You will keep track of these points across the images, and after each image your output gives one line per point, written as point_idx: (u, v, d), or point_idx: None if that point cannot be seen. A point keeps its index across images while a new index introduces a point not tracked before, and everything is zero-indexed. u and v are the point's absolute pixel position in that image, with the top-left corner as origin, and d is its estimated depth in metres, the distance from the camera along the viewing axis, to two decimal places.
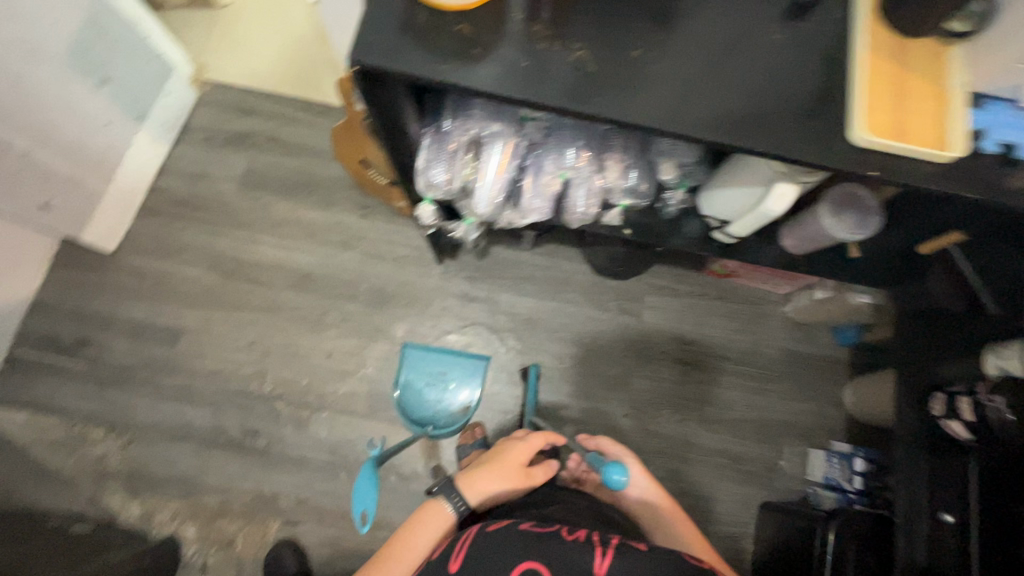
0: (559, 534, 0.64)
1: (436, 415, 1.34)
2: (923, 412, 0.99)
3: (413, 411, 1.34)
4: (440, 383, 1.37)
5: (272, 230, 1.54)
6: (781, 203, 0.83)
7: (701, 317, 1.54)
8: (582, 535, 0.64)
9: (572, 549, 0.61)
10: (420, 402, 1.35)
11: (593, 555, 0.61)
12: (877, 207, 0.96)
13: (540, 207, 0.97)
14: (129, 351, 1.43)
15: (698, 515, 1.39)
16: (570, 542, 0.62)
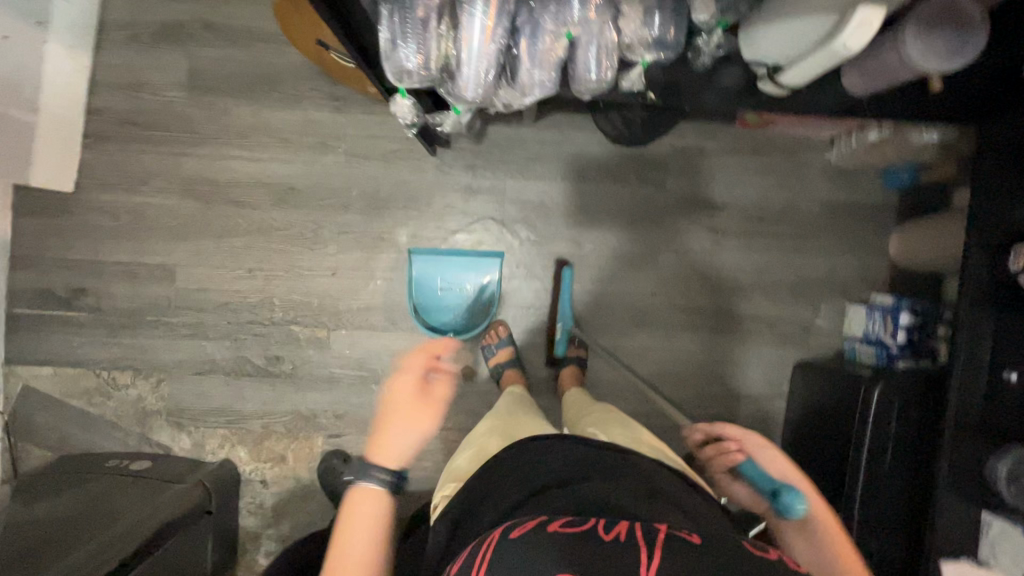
0: (593, 534, 0.46)
1: (457, 320, 1.34)
2: (995, 264, 0.89)
3: (433, 319, 1.34)
4: (456, 288, 1.34)
5: (238, 140, 1.35)
6: (860, 40, 0.64)
7: (732, 178, 1.38)
8: (623, 530, 0.47)
9: (609, 556, 0.44)
10: (438, 309, 1.34)
11: (639, 560, 0.43)
12: (981, 22, 0.74)
13: (543, 80, 0.78)
14: (127, 294, 1.37)
15: (732, 382, 1.39)
16: (610, 543, 0.45)
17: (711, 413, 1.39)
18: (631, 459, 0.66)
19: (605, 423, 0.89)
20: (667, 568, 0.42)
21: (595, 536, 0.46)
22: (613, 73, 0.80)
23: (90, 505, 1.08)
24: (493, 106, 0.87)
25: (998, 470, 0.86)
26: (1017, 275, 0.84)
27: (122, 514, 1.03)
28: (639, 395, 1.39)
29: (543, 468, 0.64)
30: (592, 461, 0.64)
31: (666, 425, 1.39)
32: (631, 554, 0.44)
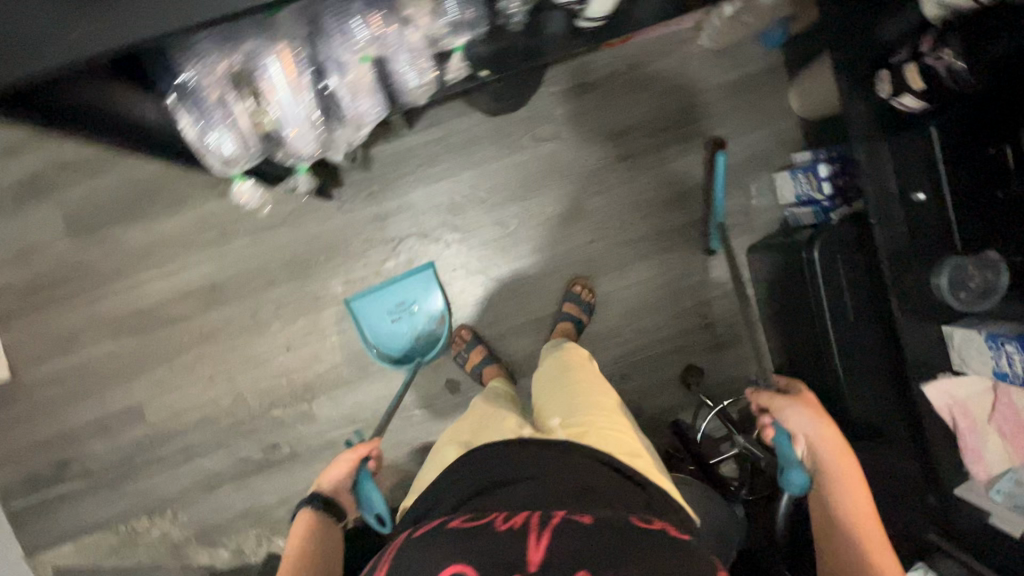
0: (493, 527, 0.57)
1: (420, 343, 1.36)
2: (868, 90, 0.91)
3: (397, 350, 1.37)
4: (406, 313, 1.35)
5: (142, 263, 1.32)
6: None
7: (624, 100, 1.35)
8: (519, 519, 0.57)
9: (502, 544, 0.53)
10: (397, 339, 1.36)
11: (526, 540, 0.53)
12: None
13: (370, 107, 0.79)
14: (107, 448, 1.36)
15: (698, 290, 1.40)
16: (502, 531, 0.56)
17: (691, 326, 1.40)
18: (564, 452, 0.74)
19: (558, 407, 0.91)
20: (551, 545, 0.52)
21: (493, 525, 0.57)
22: (432, 69, 0.79)
23: None
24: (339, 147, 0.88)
25: (940, 283, 0.89)
26: (890, 100, 0.87)
27: None
28: (618, 339, 1.40)
29: (488, 471, 0.73)
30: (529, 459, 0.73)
31: (654, 355, 1.40)
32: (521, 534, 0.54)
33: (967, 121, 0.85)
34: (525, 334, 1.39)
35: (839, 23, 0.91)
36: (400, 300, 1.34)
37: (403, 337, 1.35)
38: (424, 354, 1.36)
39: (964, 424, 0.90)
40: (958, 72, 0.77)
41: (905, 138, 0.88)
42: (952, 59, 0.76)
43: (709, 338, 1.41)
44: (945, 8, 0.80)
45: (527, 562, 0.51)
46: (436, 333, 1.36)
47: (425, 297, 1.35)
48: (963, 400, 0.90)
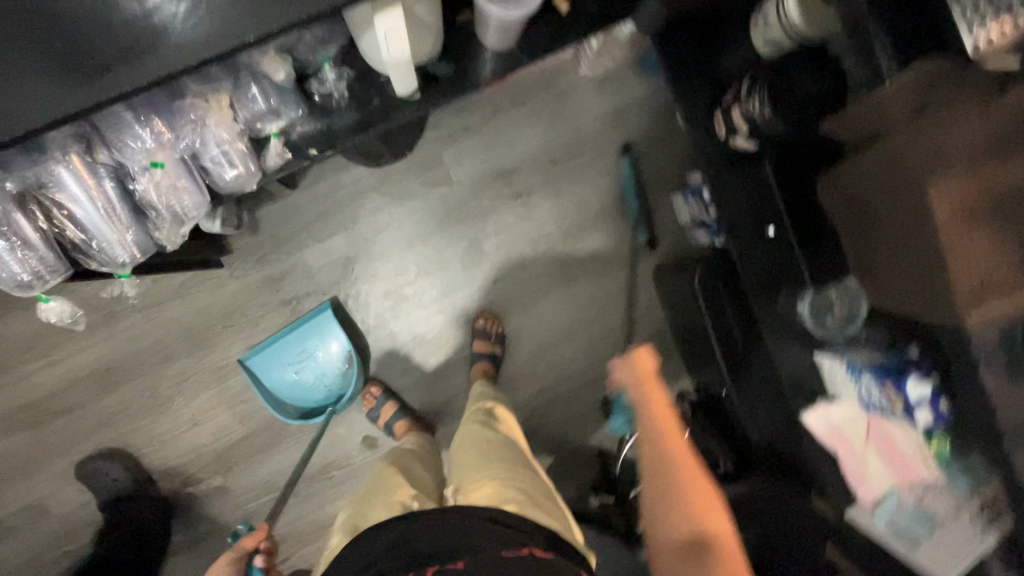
0: None
1: (333, 390, 1.32)
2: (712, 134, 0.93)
3: (310, 402, 1.33)
4: (309, 361, 1.31)
5: (29, 354, 1.27)
6: (401, 45, 0.62)
7: (509, 138, 1.34)
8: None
9: None
10: (309, 390, 1.32)
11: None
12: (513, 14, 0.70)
13: (190, 203, 0.74)
14: (17, 548, 1.31)
15: (608, 318, 1.39)
16: None
17: (605, 354, 1.40)
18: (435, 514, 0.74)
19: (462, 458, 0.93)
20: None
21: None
22: (247, 158, 0.75)
23: None
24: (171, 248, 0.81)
25: (804, 309, 0.89)
26: (728, 141, 0.89)
27: None
28: (533, 375, 1.39)
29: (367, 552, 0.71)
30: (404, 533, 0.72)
31: (572, 387, 1.39)
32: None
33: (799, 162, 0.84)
34: (438, 380, 1.37)
35: (688, 75, 0.94)
36: (301, 348, 1.30)
37: (313, 386, 1.32)
38: (339, 401, 1.31)
39: (843, 451, 0.87)
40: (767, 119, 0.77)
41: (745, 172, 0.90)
42: (760, 107, 0.77)
43: None
44: (770, 44, 0.82)
45: None
46: (346, 376, 1.32)
47: (327, 343, 1.31)
48: (840, 427, 0.88)
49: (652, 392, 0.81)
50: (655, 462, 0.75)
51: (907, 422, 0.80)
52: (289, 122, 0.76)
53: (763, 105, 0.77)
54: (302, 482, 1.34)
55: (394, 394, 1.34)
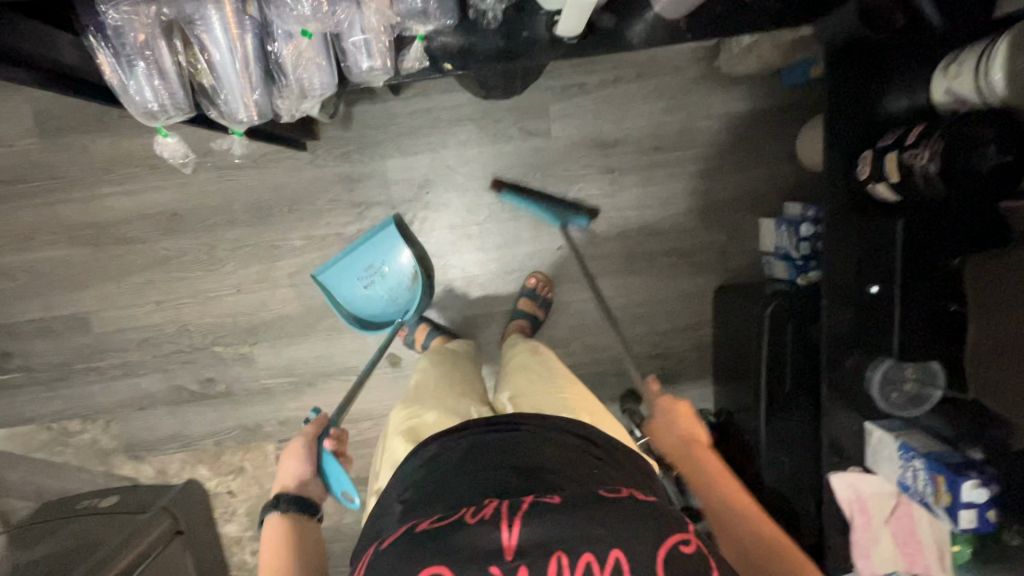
0: (463, 519, 0.55)
1: (399, 301, 1.31)
2: (848, 172, 0.87)
3: (366, 309, 1.31)
4: (377, 275, 1.29)
5: (107, 176, 1.31)
6: None
7: (619, 110, 1.29)
8: (488, 510, 0.56)
9: (478, 533, 0.53)
10: (370, 300, 1.31)
11: (500, 531, 0.53)
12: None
13: (320, 80, 0.73)
14: (52, 349, 1.38)
15: (654, 320, 1.38)
16: (474, 523, 0.54)
17: (639, 353, 1.40)
18: (514, 432, 0.72)
19: (515, 384, 0.98)
20: (525, 534, 0.53)
21: (464, 524, 0.55)
22: (388, 51, 0.72)
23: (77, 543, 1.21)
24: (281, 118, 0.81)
25: (874, 377, 0.86)
26: (866, 184, 0.85)
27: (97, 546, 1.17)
28: (566, 349, 1.40)
29: (446, 459, 0.71)
30: (476, 446, 0.71)
31: (597, 372, 1.40)
32: (496, 530, 0.53)
33: (919, 232, 0.81)
34: (474, 325, 1.38)
35: (848, 102, 0.85)
36: (369, 263, 1.28)
37: (379, 299, 1.31)
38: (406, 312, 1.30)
39: (860, 521, 0.89)
40: (930, 174, 0.74)
41: (870, 223, 0.86)
42: (928, 158, 0.73)
43: (655, 367, 1.40)
44: (953, 96, 0.77)
45: (503, 548, 0.52)
46: (412, 291, 1.30)
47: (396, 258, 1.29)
48: (865, 496, 0.89)
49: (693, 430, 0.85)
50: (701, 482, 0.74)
51: (943, 520, 0.80)
52: (435, 29, 0.74)
53: (933, 157, 0.73)
54: (320, 375, 1.39)
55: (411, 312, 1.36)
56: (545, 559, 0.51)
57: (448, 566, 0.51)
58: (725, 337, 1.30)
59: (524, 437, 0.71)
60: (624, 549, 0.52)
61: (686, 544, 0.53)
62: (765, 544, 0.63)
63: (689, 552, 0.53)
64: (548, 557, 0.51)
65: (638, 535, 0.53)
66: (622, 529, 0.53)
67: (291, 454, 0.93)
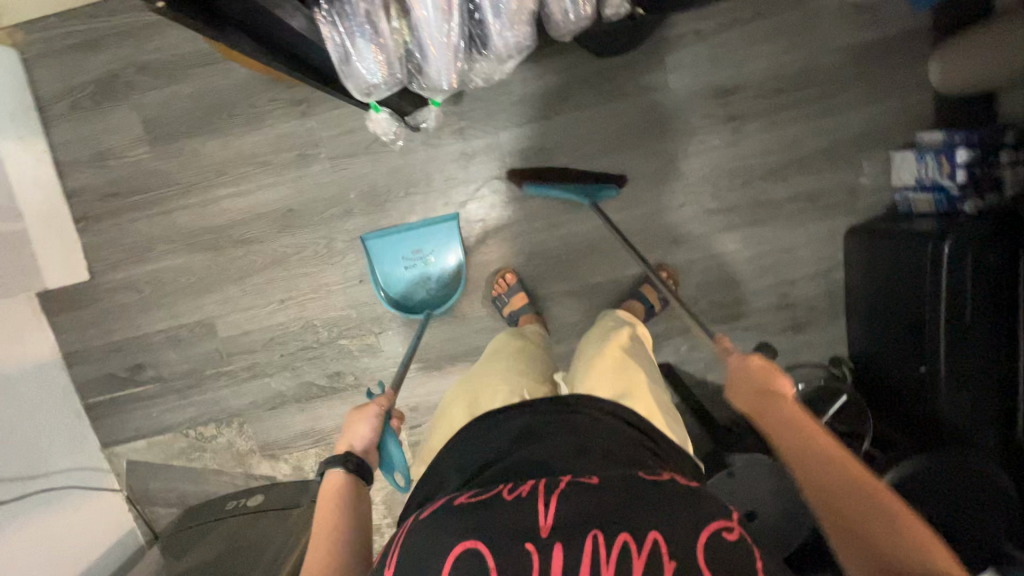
0: (498, 496, 0.56)
1: (433, 296, 1.33)
2: None
3: (403, 298, 1.33)
4: (420, 262, 1.31)
5: (221, 177, 1.29)
6: None
7: (738, 54, 1.25)
8: (525, 488, 0.57)
9: (510, 513, 0.53)
10: (407, 289, 1.32)
11: (537, 512, 0.53)
12: None
13: (517, 39, 0.69)
14: (181, 358, 1.39)
15: (782, 269, 1.35)
16: (510, 500, 0.55)
17: (767, 305, 1.36)
18: (577, 417, 0.73)
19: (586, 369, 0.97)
20: (562, 514, 0.52)
21: (503, 500, 0.55)
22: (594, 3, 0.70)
23: (244, 542, 1.23)
24: (471, 82, 0.80)
25: None
26: None
27: (260, 551, 1.18)
28: (693, 308, 1.37)
29: (501, 434, 0.72)
30: (536, 418, 0.73)
31: (726, 328, 1.38)
32: (530, 511, 0.53)
33: None
34: (600, 292, 1.35)
35: None
36: (417, 246, 1.29)
37: (414, 284, 1.32)
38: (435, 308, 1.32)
39: None
40: None
41: None
42: None
43: (786, 318, 1.37)
44: None
45: (539, 527, 0.52)
46: (449, 286, 1.33)
47: (444, 250, 1.31)
48: None
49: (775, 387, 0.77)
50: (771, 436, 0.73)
51: None
52: None
53: None
54: (448, 358, 1.38)
55: (524, 286, 1.35)
56: (581, 536, 0.51)
57: (483, 539, 0.52)
58: (869, 279, 1.23)
59: (585, 421, 0.73)
60: (661, 531, 0.51)
61: (730, 532, 0.52)
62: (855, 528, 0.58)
63: (732, 537, 0.52)
64: (586, 535, 0.51)
65: (679, 522, 0.51)
66: (669, 512, 0.53)
67: (357, 421, 0.81)
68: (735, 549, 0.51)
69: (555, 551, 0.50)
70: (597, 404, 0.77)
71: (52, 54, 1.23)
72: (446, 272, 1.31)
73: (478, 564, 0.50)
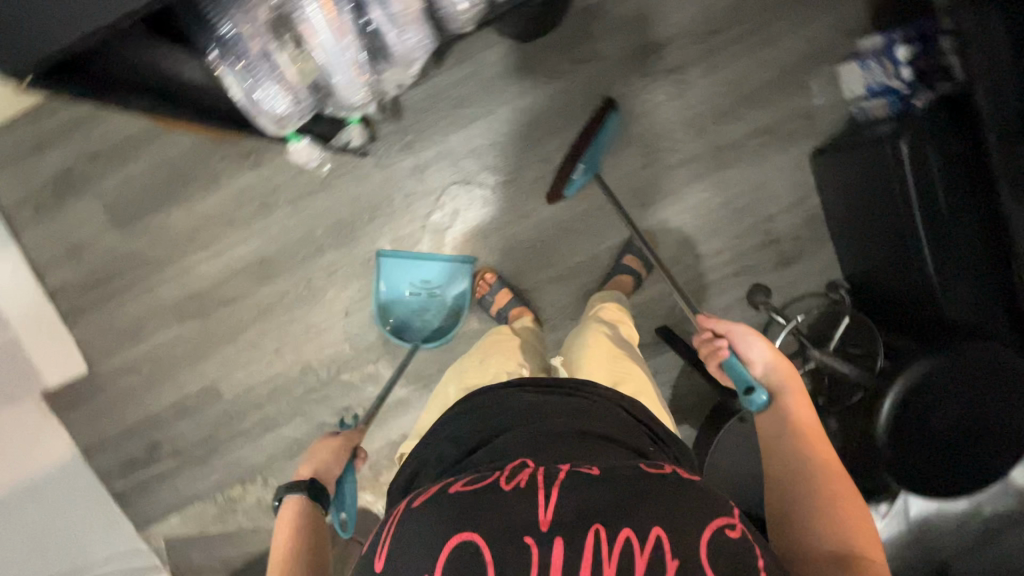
0: (496, 486, 0.57)
1: (427, 327, 1.34)
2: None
3: (402, 323, 1.34)
4: (427, 292, 1.33)
5: (191, 244, 1.31)
6: None
7: (661, 8, 1.25)
8: (523, 478, 0.58)
9: (510, 505, 0.54)
10: (409, 316, 1.34)
11: (537, 506, 0.54)
12: None
13: (419, 40, 0.70)
14: (193, 427, 1.40)
15: (758, 207, 1.33)
16: (509, 492, 0.56)
17: (752, 246, 1.35)
18: (584, 402, 0.77)
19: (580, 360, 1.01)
20: (561, 509, 0.53)
21: (502, 493, 0.56)
22: None
23: None
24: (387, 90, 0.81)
25: None
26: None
27: None
28: (679, 266, 1.35)
29: (498, 414, 0.76)
30: (544, 404, 0.75)
31: (717, 278, 1.35)
32: (531, 500, 0.55)
33: None
34: (582, 271, 1.34)
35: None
36: (427, 277, 1.31)
37: (415, 312, 1.33)
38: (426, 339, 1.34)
39: None
40: None
41: None
42: None
43: (774, 255, 1.35)
44: None
45: (538, 522, 0.53)
46: (447, 327, 1.34)
47: (453, 289, 1.33)
48: None
49: (787, 373, 0.79)
50: (792, 464, 0.70)
51: None
52: None
53: None
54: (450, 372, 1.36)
55: (507, 282, 1.34)
56: (582, 532, 0.52)
57: (479, 532, 0.53)
58: (843, 194, 1.22)
59: (583, 404, 0.76)
60: (665, 527, 0.52)
61: (734, 529, 0.54)
62: (815, 503, 0.65)
63: (734, 536, 0.53)
64: (587, 529, 0.52)
65: (686, 522, 0.53)
66: (674, 512, 0.53)
67: (325, 446, 0.85)
68: (738, 548, 0.52)
69: (555, 544, 0.51)
70: (599, 392, 0.80)
71: (8, 166, 1.27)
72: (450, 312, 1.33)
73: (473, 556, 0.51)
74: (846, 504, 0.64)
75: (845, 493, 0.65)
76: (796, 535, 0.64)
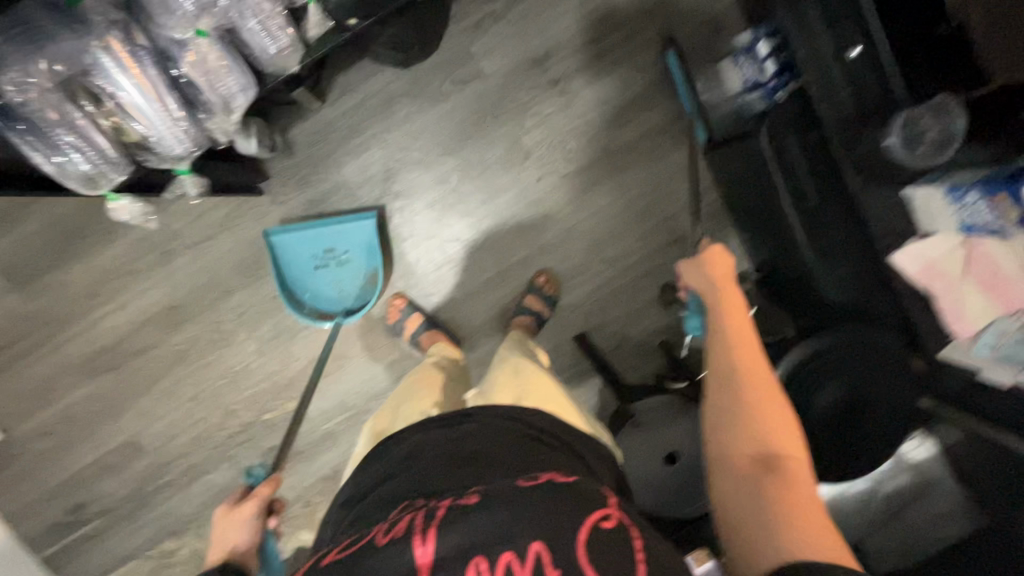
0: (372, 543, 0.50)
1: (345, 296, 1.31)
2: None
3: (316, 301, 1.30)
4: (333, 259, 1.29)
5: (96, 299, 1.30)
6: None
7: (537, 23, 1.27)
8: (400, 527, 0.50)
9: (384, 555, 0.47)
10: (321, 291, 1.30)
11: (412, 548, 0.47)
12: None
13: (233, 87, 0.92)
14: (118, 483, 1.38)
15: (660, 206, 1.34)
16: (381, 547, 0.48)
17: (660, 245, 1.35)
18: (470, 422, 0.70)
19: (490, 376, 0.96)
20: (440, 544, 0.47)
21: (374, 548, 0.49)
22: (288, 33, 0.92)
23: None
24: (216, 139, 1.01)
25: (894, 143, 0.93)
26: None
27: None
28: (590, 271, 1.35)
29: (388, 459, 0.69)
30: (423, 444, 0.68)
31: (631, 279, 1.35)
32: (406, 548, 0.47)
33: None
34: (493, 286, 1.35)
35: None
36: (331, 245, 1.28)
37: (328, 285, 1.30)
38: (347, 311, 1.30)
39: (940, 286, 0.92)
40: None
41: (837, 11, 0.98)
42: None
43: (682, 253, 1.36)
44: None
45: (416, 564, 0.46)
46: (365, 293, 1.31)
47: (359, 249, 1.29)
48: (933, 261, 0.92)
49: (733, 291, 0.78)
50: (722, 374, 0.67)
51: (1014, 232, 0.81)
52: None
53: None
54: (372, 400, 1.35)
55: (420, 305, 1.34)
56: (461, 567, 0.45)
57: None
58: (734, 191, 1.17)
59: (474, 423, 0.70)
60: (545, 540, 0.46)
61: (607, 520, 0.49)
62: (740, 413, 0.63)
63: (610, 527, 0.48)
64: (467, 562, 0.45)
65: (559, 524, 0.47)
66: (552, 522, 0.47)
67: (232, 522, 0.80)
68: (616, 543, 0.47)
69: None
70: (493, 411, 0.72)
71: None
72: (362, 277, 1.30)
73: None
74: (769, 412, 0.62)
75: (767, 393, 0.64)
76: (719, 444, 0.62)
